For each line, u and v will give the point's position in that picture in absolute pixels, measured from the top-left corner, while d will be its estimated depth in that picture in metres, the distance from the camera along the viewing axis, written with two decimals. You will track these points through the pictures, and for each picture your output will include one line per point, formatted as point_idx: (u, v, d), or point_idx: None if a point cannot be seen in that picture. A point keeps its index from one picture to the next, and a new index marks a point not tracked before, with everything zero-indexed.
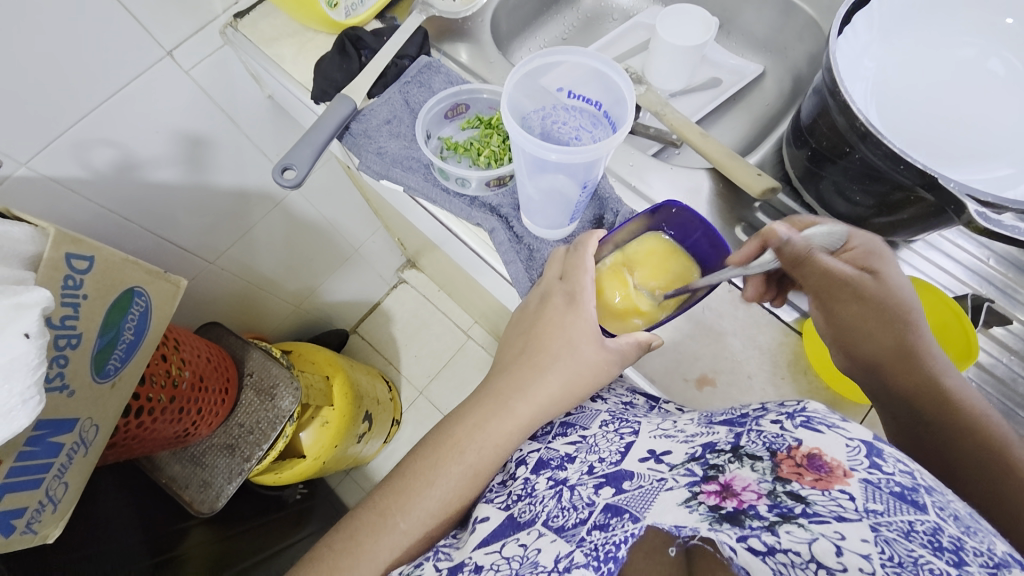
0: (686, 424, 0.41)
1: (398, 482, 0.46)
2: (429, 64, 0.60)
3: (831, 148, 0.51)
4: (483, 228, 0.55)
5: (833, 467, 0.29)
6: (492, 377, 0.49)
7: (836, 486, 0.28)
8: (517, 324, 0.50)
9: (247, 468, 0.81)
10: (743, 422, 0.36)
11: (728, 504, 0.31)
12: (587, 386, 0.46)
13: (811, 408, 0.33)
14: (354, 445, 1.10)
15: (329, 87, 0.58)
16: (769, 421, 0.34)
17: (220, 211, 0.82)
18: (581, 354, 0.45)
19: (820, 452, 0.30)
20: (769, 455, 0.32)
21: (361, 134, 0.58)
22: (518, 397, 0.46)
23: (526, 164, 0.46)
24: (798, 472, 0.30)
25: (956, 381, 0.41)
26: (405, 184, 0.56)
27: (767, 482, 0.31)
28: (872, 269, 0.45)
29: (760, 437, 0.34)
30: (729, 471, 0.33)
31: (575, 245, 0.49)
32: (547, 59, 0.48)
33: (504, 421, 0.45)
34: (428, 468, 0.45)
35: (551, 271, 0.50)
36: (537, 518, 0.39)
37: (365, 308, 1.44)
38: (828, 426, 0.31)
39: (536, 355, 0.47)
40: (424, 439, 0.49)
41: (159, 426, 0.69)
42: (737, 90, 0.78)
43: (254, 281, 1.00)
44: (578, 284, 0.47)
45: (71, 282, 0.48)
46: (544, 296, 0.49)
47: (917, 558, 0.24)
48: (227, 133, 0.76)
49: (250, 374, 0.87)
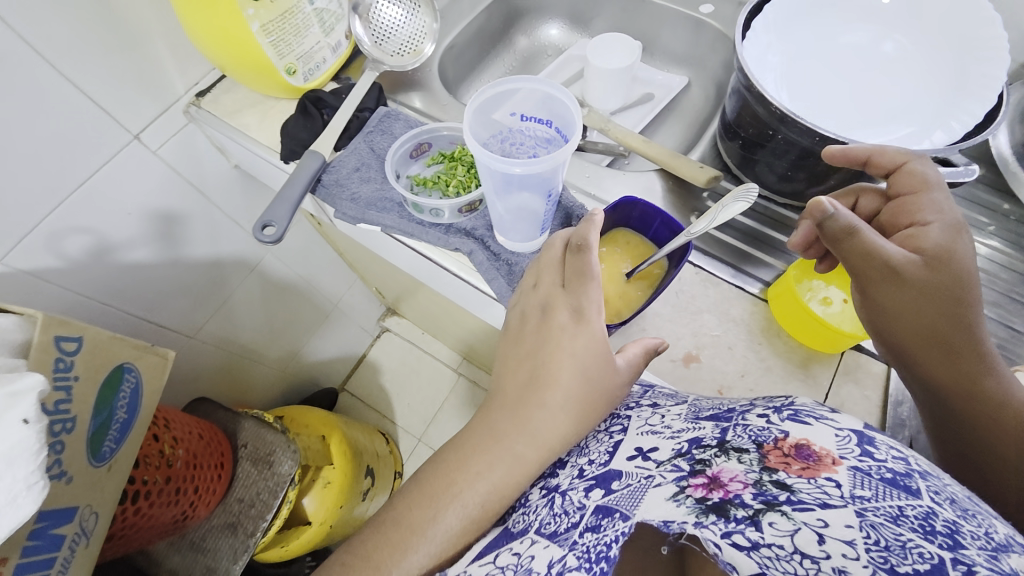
0: (673, 420, 0.43)
1: (404, 517, 0.44)
2: (387, 113, 0.64)
3: (758, 134, 0.57)
4: (462, 252, 0.57)
5: (823, 456, 0.33)
6: (489, 404, 0.48)
7: (823, 474, 0.32)
8: (507, 346, 0.50)
9: (252, 544, 0.78)
10: (728, 418, 0.39)
11: (714, 495, 0.33)
12: (598, 408, 0.45)
13: (800, 403, 0.38)
14: (359, 503, 1.10)
15: (297, 146, 0.62)
16: (756, 416, 0.38)
17: (197, 284, 0.83)
18: (587, 375, 0.45)
19: (807, 442, 0.34)
20: (755, 447, 0.35)
21: (332, 184, 0.60)
22: (523, 441, 0.44)
23: (492, 184, 0.49)
24: (785, 461, 0.33)
25: (998, 381, 0.42)
26: (381, 224, 0.58)
27: (753, 472, 0.33)
28: (944, 248, 0.44)
29: (746, 431, 0.37)
30: (716, 465, 0.35)
31: (580, 246, 0.47)
32: (499, 89, 0.51)
33: (513, 469, 0.43)
34: (423, 521, 0.43)
35: (533, 267, 0.52)
36: (530, 527, 0.40)
37: (352, 362, 1.52)
38: (815, 419, 0.36)
39: (543, 390, 0.45)
40: (419, 477, 0.47)
41: (155, 511, 0.67)
42: (671, 100, 0.85)
43: (237, 350, 1.00)
44: (584, 297, 0.47)
45: (61, 365, 0.48)
46: (544, 306, 0.49)
47: (906, 542, 0.27)
48: (199, 207, 0.78)
49: (245, 446, 0.85)
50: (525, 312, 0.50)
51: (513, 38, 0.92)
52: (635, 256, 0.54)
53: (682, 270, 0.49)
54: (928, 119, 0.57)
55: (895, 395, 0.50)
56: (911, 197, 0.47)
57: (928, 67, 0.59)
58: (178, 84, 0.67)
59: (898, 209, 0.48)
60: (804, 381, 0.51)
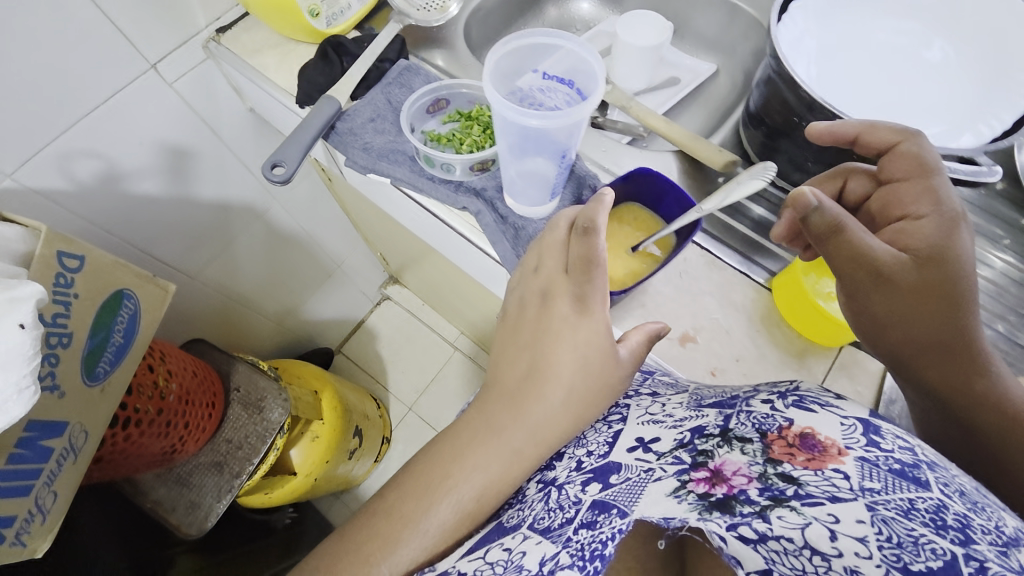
0: (675, 408, 0.44)
1: (394, 509, 0.44)
2: (408, 67, 0.64)
3: (783, 121, 0.56)
4: (469, 212, 0.56)
5: (828, 446, 0.33)
6: (487, 394, 0.49)
7: (831, 465, 0.31)
8: (505, 338, 0.51)
9: (236, 485, 0.80)
10: (733, 404, 0.40)
11: (717, 491, 0.33)
12: (592, 399, 0.46)
13: (803, 389, 0.38)
14: (345, 462, 1.12)
15: (314, 90, 0.61)
16: (760, 401, 0.39)
17: (201, 225, 0.83)
18: (586, 359, 0.46)
19: (813, 431, 0.34)
20: (760, 437, 0.36)
21: (346, 132, 0.60)
22: (514, 428, 0.45)
23: (508, 146, 0.49)
24: (790, 453, 0.34)
25: (989, 383, 0.41)
26: (391, 176, 0.58)
27: (758, 465, 0.34)
28: (934, 240, 0.43)
29: (749, 419, 0.37)
30: (720, 456, 0.36)
31: (587, 230, 0.44)
32: (521, 44, 0.51)
33: (494, 447, 0.44)
34: (416, 513, 0.43)
35: (531, 250, 0.51)
36: (523, 522, 0.42)
37: (350, 326, 1.53)
38: (820, 406, 0.36)
39: (540, 382, 0.46)
40: (411, 467, 0.48)
41: (145, 440, 0.69)
42: (696, 86, 0.83)
43: (235, 297, 1.00)
44: (588, 287, 0.46)
45: (62, 281, 0.48)
46: (544, 291, 0.48)
47: (918, 538, 0.26)
48: (210, 146, 0.77)
49: (237, 389, 0.86)
50: (525, 296, 0.50)
51: (542, 7, 0.90)
52: (647, 228, 0.54)
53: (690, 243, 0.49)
54: (962, 119, 0.55)
55: (888, 393, 0.49)
56: (905, 190, 0.46)
57: (966, 65, 0.57)
58: (199, 17, 0.66)
59: (889, 196, 0.47)
60: (798, 373, 0.51)
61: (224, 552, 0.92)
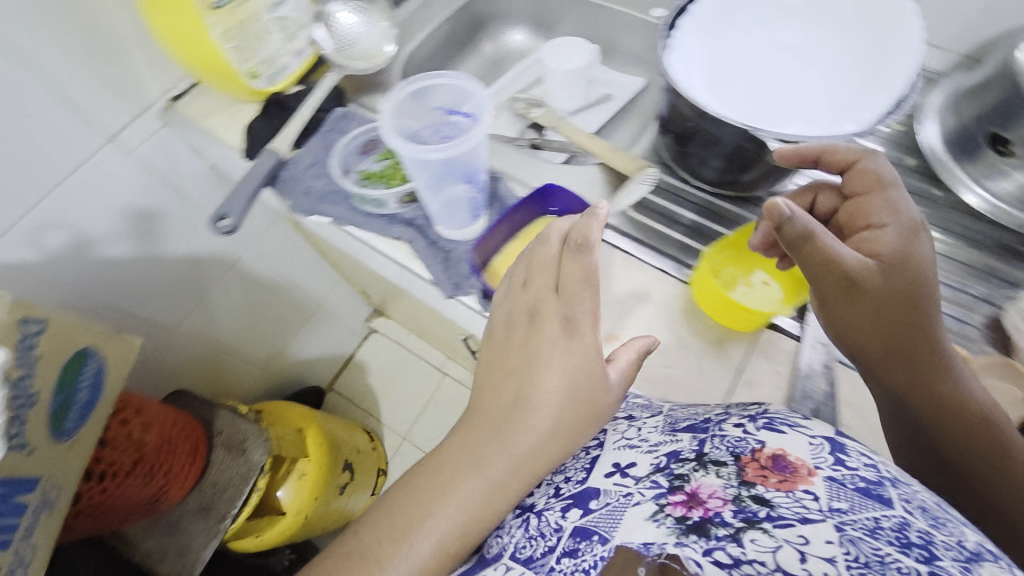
0: (650, 432, 0.43)
1: (371, 555, 0.43)
2: (345, 113, 0.68)
3: (681, 129, 0.61)
4: (403, 241, 0.60)
5: (798, 467, 0.33)
6: (469, 422, 0.48)
7: (802, 487, 0.32)
8: (489, 362, 0.50)
9: (221, 529, 0.82)
10: (705, 428, 0.40)
11: (694, 514, 0.33)
12: (582, 422, 0.45)
13: (772, 411, 0.39)
14: (338, 498, 1.13)
15: (258, 144, 0.66)
16: (732, 424, 0.39)
17: (174, 280, 0.87)
18: (575, 384, 0.45)
19: (785, 453, 0.34)
20: (733, 459, 0.36)
21: (289, 179, 0.64)
22: (501, 463, 0.44)
23: (425, 180, 0.53)
24: (763, 474, 0.34)
25: (954, 387, 0.44)
26: (331, 215, 0.62)
27: (732, 488, 0.33)
28: (897, 249, 0.45)
29: (724, 442, 0.37)
30: (695, 479, 0.35)
31: (580, 245, 0.47)
32: (415, 87, 0.55)
33: (478, 483, 0.43)
34: (394, 555, 0.42)
35: (519, 266, 0.52)
36: (504, 552, 0.42)
37: (340, 362, 1.56)
38: (790, 427, 0.37)
39: (526, 411, 0.45)
40: (390, 504, 0.46)
41: (126, 492, 0.71)
42: (629, 100, 0.88)
43: (217, 344, 1.04)
44: (577, 309, 0.47)
45: (26, 343, 0.52)
46: (532, 308, 0.49)
47: (885, 557, 0.27)
48: (175, 205, 0.82)
49: (220, 434, 0.89)
50: (512, 314, 0.50)
51: (479, 43, 0.96)
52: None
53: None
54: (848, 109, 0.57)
55: (803, 369, 0.51)
56: (867, 201, 0.48)
57: (847, 58, 0.60)
58: (153, 88, 0.73)
59: (855, 208, 0.49)
60: (718, 361, 0.53)
61: None
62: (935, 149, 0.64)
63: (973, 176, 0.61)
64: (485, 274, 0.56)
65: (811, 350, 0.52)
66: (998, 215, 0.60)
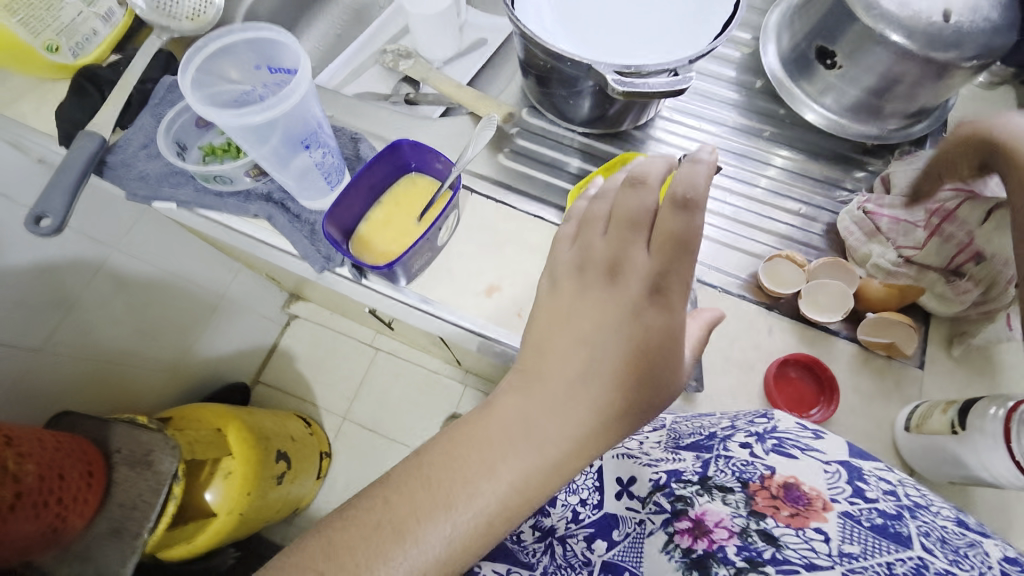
0: (652, 449, 0.58)
1: (407, 530, 0.40)
2: (175, 83, 0.60)
3: (538, 68, 0.58)
4: (262, 217, 0.56)
5: (810, 501, 0.45)
6: (531, 382, 0.45)
7: (812, 521, 0.43)
8: (554, 325, 0.47)
9: (141, 544, 0.77)
10: (710, 449, 0.53)
11: (700, 543, 0.45)
12: (653, 399, 0.44)
13: (780, 429, 0.51)
14: (276, 488, 1.11)
15: (73, 127, 0.58)
16: (736, 447, 0.51)
17: (27, 292, 0.78)
18: (651, 359, 0.44)
19: (796, 485, 0.46)
20: (741, 487, 0.48)
21: (119, 165, 0.57)
22: (573, 442, 0.43)
23: (263, 156, 0.49)
24: (773, 505, 0.45)
25: None
26: (177, 199, 0.56)
27: (739, 519, 0.45)
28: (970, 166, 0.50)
29: (727, 468, 0.50)
30: (701, 505, 0.48)
31: (684, 196, 0.42)
32: (210, 51, 0.50)
33: (545, 463, 0.42)
34: (440, 524, 0.41)
35: (597, 208, 0.50)
36: (537, 567, 0.53)
37: (262, 354, 1.49)
38: (800, 452, 0.48)
39: (596, 389, 0.43)
40: (430, 469, 0.43)
41: (14, 525, 0.65)
42: (505, 42, 0.84)
43: (103, 357, 0.95)
44: (672, 264, 0.44)
45: None
46: (613, 259, 0.46)
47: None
48: None
49: (120, 451, 0.82)
50: (584, 265, 0.49)
51: None
52: (420, 200, 0.54)
53: (458, 191, 0.52)
54: (683, 31, 0.57)
55: None
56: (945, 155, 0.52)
57: None
58: None
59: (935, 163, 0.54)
60: None
61: None
62: (777, 71, 0.68)
63: (811, 94, 0.66)
64: (350, 243, 0.53)
65: None
66: (833, 128, 0.65)
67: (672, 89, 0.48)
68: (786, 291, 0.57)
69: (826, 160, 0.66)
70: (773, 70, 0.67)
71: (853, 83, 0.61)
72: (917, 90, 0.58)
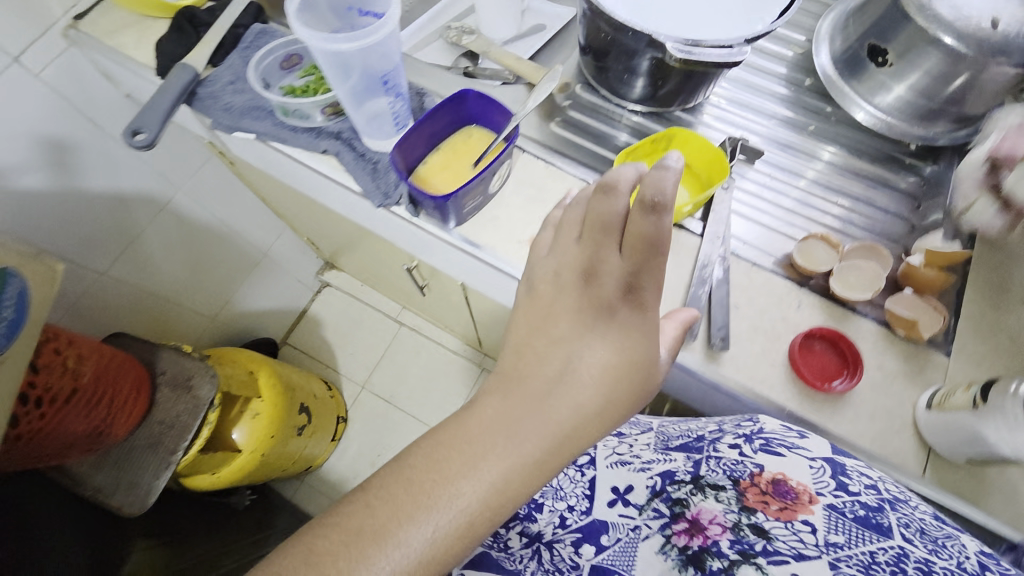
0: (644, 458, 0.65)
1: (387, 534, 0.41)
2: (264, 29, 0.66)
3: (598, 42, 0.62)
4: (330, 154, 0.60)
5: (797, 494, 0.49)
6: (508, 384, 0.47)
7: (800, 515, 0.48)
8: (531, 328, 0.50)
9: (174, 460, 0.83)
10: (701, 454, 0.59)
11: (697, 537, 0.51)
12: (621, 403, 0.47)
13: (768, 430, 0.54)
14: (294, 439, 1.15)
15: (170, 60, 0.64)
16: (727, 450, 0.56)
17: (101, 216, 0.85)
18: (620, 364, 0.46)
19: (784, 479, 0.50)
20: (730, 485, 0.53)
21: (207, 96, 0.63)
22: (546, 437, 0.44)
23: (342, 86, 0.54)
24: (764, 500, 0.50)
25: None
26: (256, 131, 0.61)
27: (731, 517, 0.50)
28: None
29: (719, 470, 0.56)
30: (698, 505, 0.54)
31: (653, 201, 0.42)
32: None
33: (519, 461, 0.44)
34: (416, 527, 0.42)
35: (571, 215, 0.51)
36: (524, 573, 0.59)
37: (292, 317, 1.55)
38: (788, 450, 0.51)
39: (568, 391, 0.46)
40: (410, 474, 0.44)
41: (66, 419, 0.70)
42: (563, 28, 0.89)
43: (155, 292, 1.01)
44: (643, 271, 0.46)
45: None
46: (590, 265, 0.48)
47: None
48: (91, 135, 0.80)
49: (163, 373, 0.88)
50: (560, 271, 0.50)
51: None
52: (477, 149, 0.58)
53: (512, 142, 0.55)
54: (742, 15, 0.60)
55: (703, 258, 0.57)
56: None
57: None
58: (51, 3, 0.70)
59: None
60: None
61: (196, 549, 0.96)
62: (829, 71, 0.70)
63: (860, 92, 0.67)
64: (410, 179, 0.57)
65: (710, 245, 0.57)
66: (882, 128, 0.67)
67: (726, 60, 0.52)
68: (818, 271, 0.56)
69: (874, 159, 0.67)
70: (823, 69, 0.70)
71: (903, 81, 0.63)
72: (968, 92, 0.59)
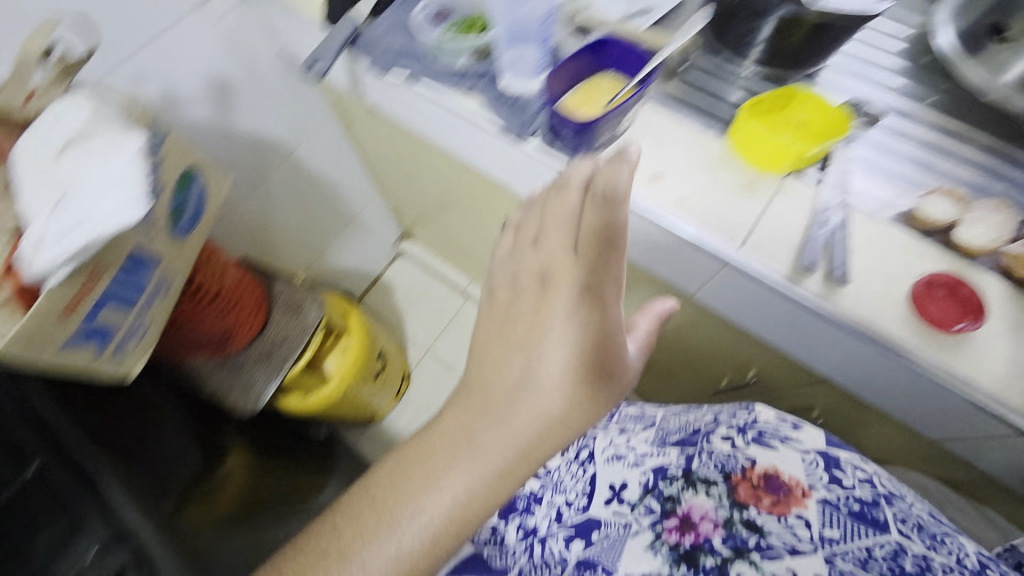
0: (639, 450, 0.74)
1: (354, 552, 0.49)
2: None
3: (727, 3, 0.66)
4: (472, 93, 0.68)
5: (789, 489, 0.63)
6: (471, 395, 0.52)
7: (793, 510, 0.62)
8: (493, 334, 0.53)
9: (284, 371, 0.93)
10: (693, 450, 0.70)
11: (689, 537, 0.62)
12: (575, 412, 0.49)
13: (760, 421, 0.70)
14: (371, 382, 1.24)
15: (337, 9, 0.74)
16: (722, 447, 0.69)
17: (243, 153, 0.97)
18: (571, 368, 0.48)
19: (774, 475, 0.64)
20: (725, 479, 0.66)
21: (366, 41, 0.72)
22: (505, 435, 0.49)
23: (506, 22, 0.61)
24: (756, 495, 0.63)
25: None
26: (407, 71, 0.70)
27: (722, 513, 0.63)
28: None
29: (712, 465, 0.67)
30: (689, 501, 0.65)
31: (606, 193, 0.45)
32: None
33: (483, 463, 0.49)
34: (386, 537, 0.49)
35: (529, 215, 0.54)
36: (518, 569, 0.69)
37: (367, 280, 1.65)
38: (778, 441, 0.68)
39: (522, 397, 0.49)
40: (376, 491, 0.51)
41: (208, 316, 0.82)
42: None
43: (270, 230, 1.13)
44: (598, 278, 0.47)
45: (156, 142, 0.60)
46: (543, 273, 0.50)
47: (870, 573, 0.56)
48: (248, 80, 0.92)
49: (278, 297, 0.99)
50: (516, 278, 0.54)
51: None
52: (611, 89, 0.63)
53: (646, 83, 0.59)
54: None
55: (819, 207, 0.60)
56: None
57: None
58: None
59: None
60: (747, 199, 0.62)
61: (279, 466, 1.06)
62: (950, 49, 0.70)
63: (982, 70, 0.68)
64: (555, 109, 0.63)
65: (828, 193, 0.61)
66: (1003, 105, 0.67)
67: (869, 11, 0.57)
68: (939, 222, 0.59)
69: (991, 135, 0.67)
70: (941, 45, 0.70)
71: None
72: None
